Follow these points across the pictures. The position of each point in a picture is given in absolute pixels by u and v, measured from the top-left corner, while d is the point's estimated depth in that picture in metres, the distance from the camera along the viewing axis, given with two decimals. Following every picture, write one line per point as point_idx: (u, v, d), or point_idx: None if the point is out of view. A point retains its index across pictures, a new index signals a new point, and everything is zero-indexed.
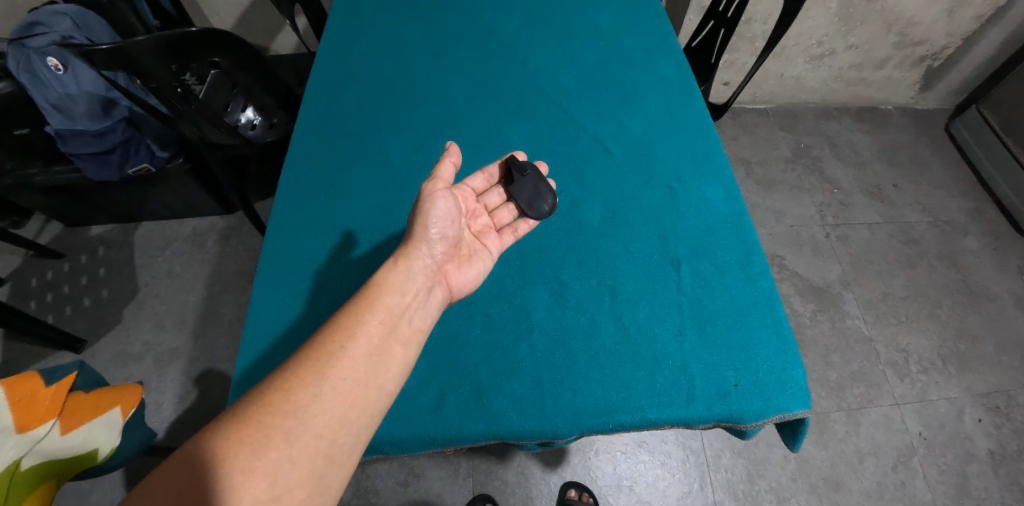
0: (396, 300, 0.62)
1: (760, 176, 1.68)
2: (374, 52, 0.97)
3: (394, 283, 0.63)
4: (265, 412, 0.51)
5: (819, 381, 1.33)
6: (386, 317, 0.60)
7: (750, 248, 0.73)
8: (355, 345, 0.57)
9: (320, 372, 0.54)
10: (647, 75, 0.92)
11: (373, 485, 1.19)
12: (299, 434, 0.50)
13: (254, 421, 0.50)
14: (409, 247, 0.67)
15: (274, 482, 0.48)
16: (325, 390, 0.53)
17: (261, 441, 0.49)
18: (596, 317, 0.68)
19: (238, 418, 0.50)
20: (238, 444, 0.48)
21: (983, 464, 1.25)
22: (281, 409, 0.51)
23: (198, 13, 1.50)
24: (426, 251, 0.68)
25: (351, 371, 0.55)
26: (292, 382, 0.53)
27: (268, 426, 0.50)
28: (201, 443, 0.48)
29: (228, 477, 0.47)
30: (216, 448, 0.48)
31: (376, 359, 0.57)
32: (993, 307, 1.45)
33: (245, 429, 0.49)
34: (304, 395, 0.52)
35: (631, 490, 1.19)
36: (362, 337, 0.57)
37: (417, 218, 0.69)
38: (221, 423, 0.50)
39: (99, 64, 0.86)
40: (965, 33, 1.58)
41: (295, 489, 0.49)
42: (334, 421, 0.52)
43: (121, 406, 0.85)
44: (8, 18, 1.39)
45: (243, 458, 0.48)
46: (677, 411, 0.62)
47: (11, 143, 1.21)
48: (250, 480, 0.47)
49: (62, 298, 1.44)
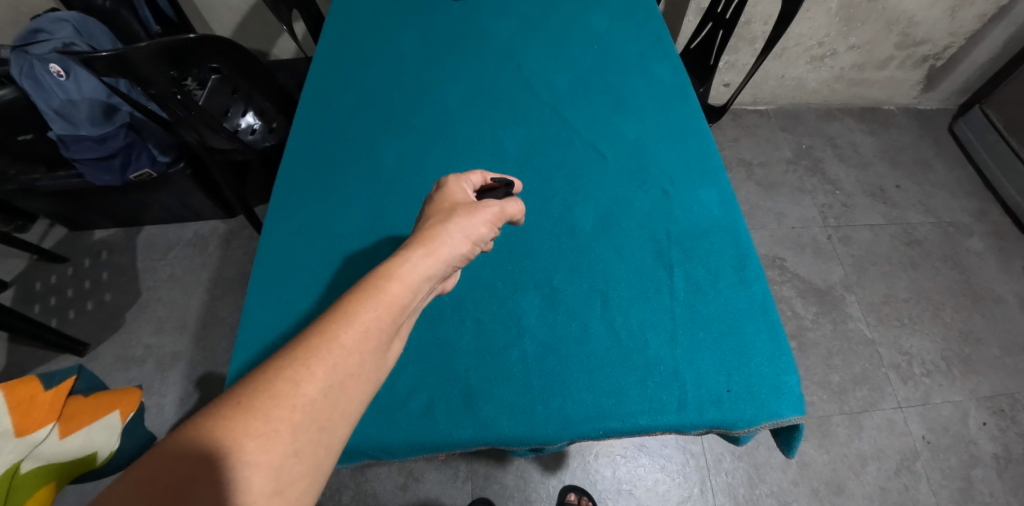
0: (408, 296, 0.53)
1: (761, 178, 1.68)
2: (370, 57, 0.97)
3: (408, 277, 0.54)
4: (273, 404, 0.43)
5: (820, 384, 1.32)
6: (397, 312, 0.52)
7: (744, 252, 0.73)
8: (364, 339, 0.49)
9: (329, 365, 0.46)
10: (639, 77, 0.92)
11: (373, 488, 1.19)
12: (305, 428, 0.44)
13: (261, 412, 0.43)
14: (438, 238, 0.58)
15: (277, 475, 0.42)
16: (333, 384, 0.46)
17: (268, 434, 0.42)
18: (587, 324, 0.68)
19: (242, 407, 0.43)
20: (244, 436, 0.41)
21: (987, 468, 1.23)
22: (291, 401, 0.44)
23: (198, 18, 1.51)
24: (454, 250, 0.58)
25: (359, 367, 0.48)
26: (301, 373, 0.45)
27: (275, 418, 0.43)
28: (201, 430, 0.41)
29: (234, 470, 0.41)
30: (222, 438, 0.41)
31: (381, 356, 0.50)
32: (997, 308, 1.44)
33: (252, 421, 0.42)
34: (312, 388, 0.45)
35: (631, 494, 1.19)
36: (372, 331, 0.50)
37: (463, 217, 0.60)
38: (224, 409, 0.42)
39: (99, 70, 0.86)
40: (968, 32, 1.56)
41: (296, 482, 0.43)
42: (337, 414, 0.46)
43: (120, 410, 0.87)
44: (13, 24, 1.41)
45: (250, 452, 0.41)
46: (667, 418, 0.62)
47: (14, 146, 1.23)
48: (255, 475, 0.41)
49: (65, 302, 1.45)
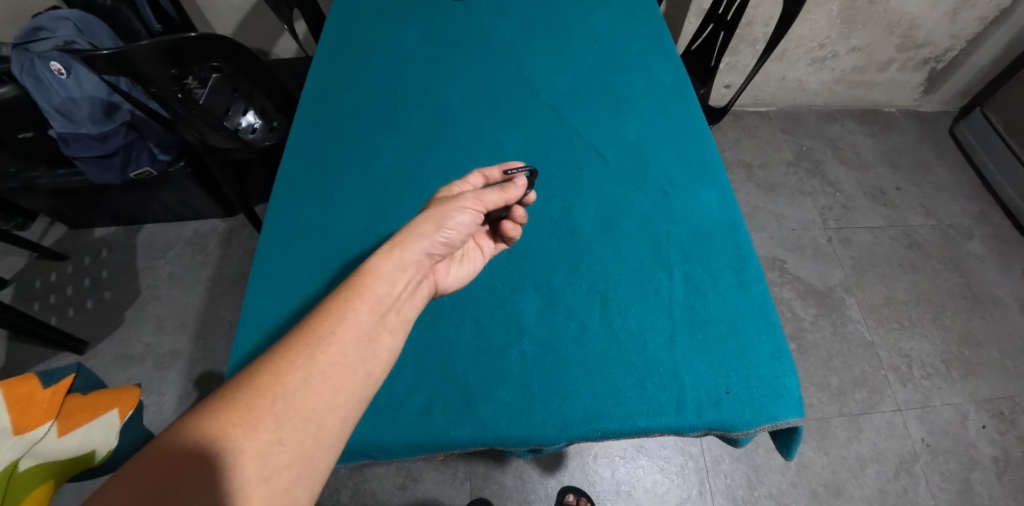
0: (385, 288, 0.55)
1: (762, 180, 1.67)
2: (371, 56, 0.97)
3: (384, 271, 0.55)
4: (255, 394, 0.45)
5: (820, 386, 1.32)
6: (376, 305, 0.53)
7: (744, 253, 0.73)
8: (343, 330, 0.50)
9: (309, 356, 0.48)
10: (641, 78, 0.92)
11: (371, 487, 1.19)
12: (288, 417, 0.45)
13: (244, 402, 0.44)
14: (406, 234, 0.58)
15: (263, 464, 0.42)
16: (314, 374, 0.47)
17: (251, 423, 0.43)
18: (586, 324, 0.68)
19: (227, 399, 0.44)
20: (227, 426, 0.42)
21: (986, 471, 1.23)
22: (271, 392, 0.45)
23: (199, 17, 1.51)
24: (422, 243, 0.59)
25: (339, 356, 0.49)
26: (282, 365, 0.47)
27: (258, 408, 0.44)
28: (188, 422, 0.42)
29: (219, 459, 0.41)
30: (206, 428, 0.42)
31: (366, 346, 0.51)
32: (997, 311, 1.44)
33: (235, 410, 0.43)
34: (293, 379, 0.46)
35: (629, 496, 1.18)
36: (351, 323, 0.51)
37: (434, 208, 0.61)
38: (210, 402, 0.44)
39: (101, 69, 0.86)
40: (970, 35, 1.56)
41: (284, 470, 0.43)
42: (323, 404, 0.46)
43: (119, 408, 0.86)
44: (14, 21, 1.41)
45: (235, 440, 0.42)
46: (667, 419, 0.62)
47: (14, 143, 1.23)
48: (240, 464, 0.42)
49: (65, 300, 1.45)
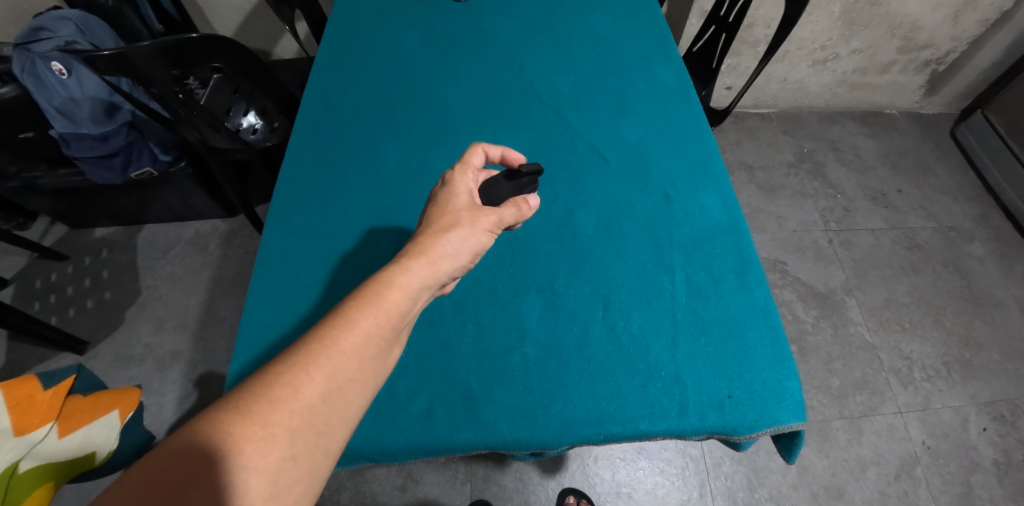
0: (407, 303, 0.54)
1: (763, 181, 1.67)
2: (373, 58, 0.97)
3: (407, 284, 0.54)
4: (271, 408, 0.44)
5: (820, 388, 1.32)
6: (396, 318, 0.52)
7: (746, 256, 0.73)
8: (364, 346, 0.49)
9: (328, 371, 0.47)
10: (642, 80, 0.92)
11: (371, 488, 1.19)
12: (303, 432, 0.44)
13: (259, 416, 0.43)
14: (431, 246, 0.57)
15: (275, 480, 0.42)
16: (332, 390, 0.47)
17: (266, 439, 0.43)
18: (588, 327, 0.68)
19: (241, 412, 0.43)
20: (242, 440, 0.42)
21: (987, 474, 1.23)
22: (288, 406, 0.44)
23: (200, 17, 1.51)
24: (450, 258, 0.58)
25: (356, 372, 0.48)
26: (300, 378, 0.46)
27: (273, 423, 0.43)
28: (200, 434, 0.42)
29: (230, 474, 0.41)
30: (219, 441, 0.41)
31: (381, 362, 0.51)
32: (998, 313, 1.43)
33: (250, 425, 0.43)
34: (311, 394, 0.45)
35: (630, 497, 1.18)
36: (370, 338, 0.50)
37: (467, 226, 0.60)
38: (223, 413, 0.43)
39: (102, 69, 0.86)
40: (971, 37, 1.56)
41: (294, 485, 0.43)
42: (337, 419, 0.46)
43: (119, 409, 0.86)
44: (16, 21, 1.41)
45: (248, 456, 0.41)
46: (668, 423, 0.62)
47: (15, 143, 1.23)
48: (252, 480, 0.41)
49: (65, 300, 1.45)
